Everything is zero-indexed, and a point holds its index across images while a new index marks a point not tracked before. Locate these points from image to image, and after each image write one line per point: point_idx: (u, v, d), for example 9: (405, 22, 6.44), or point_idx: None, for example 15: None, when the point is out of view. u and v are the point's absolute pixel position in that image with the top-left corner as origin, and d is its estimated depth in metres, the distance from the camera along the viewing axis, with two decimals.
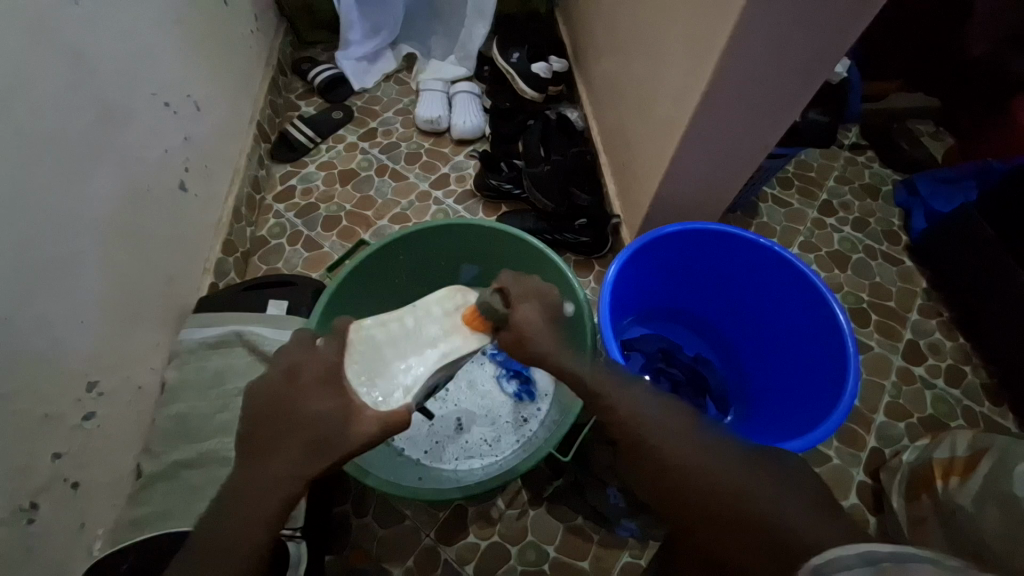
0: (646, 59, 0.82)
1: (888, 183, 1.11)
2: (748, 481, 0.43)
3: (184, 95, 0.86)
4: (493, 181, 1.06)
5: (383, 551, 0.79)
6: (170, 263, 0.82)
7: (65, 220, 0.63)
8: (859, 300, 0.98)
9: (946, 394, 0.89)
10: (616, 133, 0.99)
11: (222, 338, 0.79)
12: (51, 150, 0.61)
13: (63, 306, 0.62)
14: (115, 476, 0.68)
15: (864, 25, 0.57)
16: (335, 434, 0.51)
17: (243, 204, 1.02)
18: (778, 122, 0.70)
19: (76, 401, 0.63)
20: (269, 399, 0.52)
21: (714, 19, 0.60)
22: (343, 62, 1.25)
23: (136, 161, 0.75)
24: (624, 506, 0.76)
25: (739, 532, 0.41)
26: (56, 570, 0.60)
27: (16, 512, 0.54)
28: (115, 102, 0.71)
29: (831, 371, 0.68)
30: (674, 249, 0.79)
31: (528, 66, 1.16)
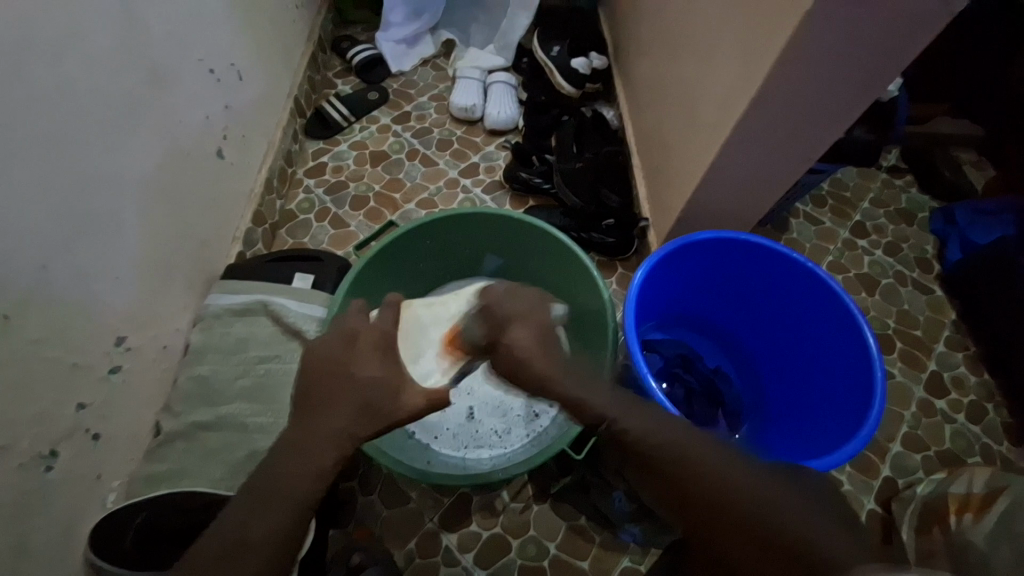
0: (692, 63, 0.81)
1: (925, 210, 1.08)
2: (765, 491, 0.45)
3: (228, 64, 0.87)
4: (523, 174, 1.06)
5: (386, 530, 0.80)
6: (203, 228, 0.83)
7: (108, 176, 0.64)
8: (886, 326, 0.96)
9: (966, 430, 0.87)
10: (652, 136, 0.98)
11: (247, 306, 0.80)
12: (100, 107, 0.62)
13: (99, 261, 0.63)
14: (135, 431, 0.70)
15: (926, 43, 0.56)
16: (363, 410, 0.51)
17: (276, 176, 1.03)
18: (824, 137, 0.69)
19: (104, 354, 0.64)
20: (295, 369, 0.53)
21: (768, 28, 0.59)
22: (382, 43, 1.25)
23: (178, 124, 0.76)
24: (628, 511, 0.75)
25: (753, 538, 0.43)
26: (73, 516, 0.61)
27: (38, 456, 0.56)
28: (163, 64, 0.72)
29: (856, 397, 0.67)
30: (704, 258, 0.78)
31: (568, 61, 1.15)
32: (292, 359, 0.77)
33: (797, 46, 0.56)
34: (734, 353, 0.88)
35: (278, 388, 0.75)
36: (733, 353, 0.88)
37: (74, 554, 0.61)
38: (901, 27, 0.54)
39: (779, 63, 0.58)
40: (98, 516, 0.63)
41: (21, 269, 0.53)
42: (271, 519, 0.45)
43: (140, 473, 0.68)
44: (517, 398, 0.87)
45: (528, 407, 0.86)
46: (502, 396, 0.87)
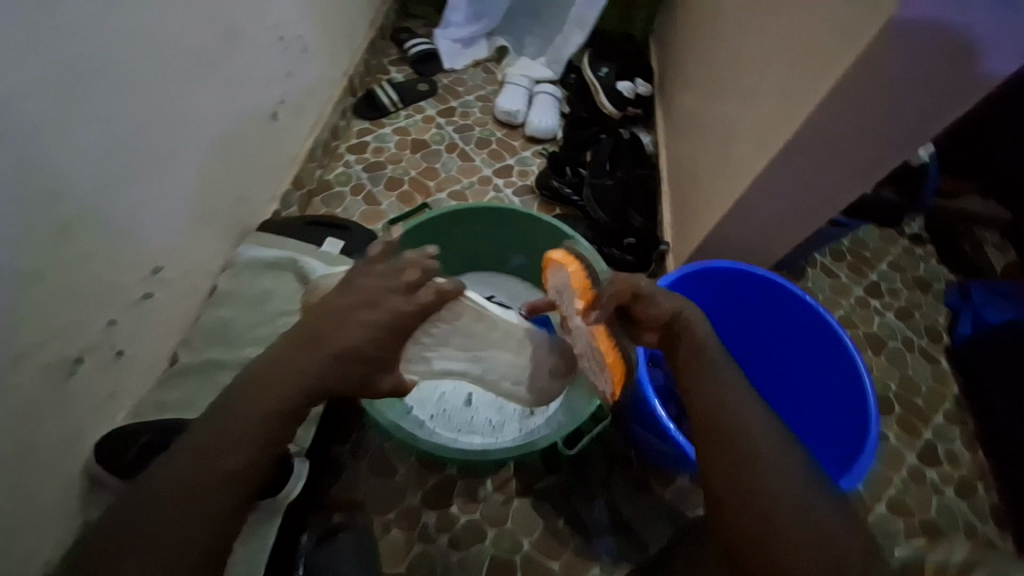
0: (734, 101, 0.84)
1: (941, 282, 1.09)
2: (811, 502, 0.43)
3: (296, 34, 0.92)
4: (554, 183, 1.10)
5: (368, 498, 0.82)
6: (245, 182, 0.87)
7: (175, 118, 0.69)
8: (886, 387, 0.97)
9: (952, 503, 0.87)
10: (685, 166, 1.01)
11: (277, 261, 0.84)
12: (179, 54, 0.67)
13: (151, 194, 0.67)
14: (153, 359, 0.73)
15: (958, 114, 0.58)
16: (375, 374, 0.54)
17: (320, 146, 1.07)
18: (849, 190, 0.71)
19: (140, 280, 0.68)
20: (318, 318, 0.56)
21: (810, 78, 0.62)
22: (440, 40, 1.30)
23: (243, 82, 0.81)
24: (607, 521, 0.80)
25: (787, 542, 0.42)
26: (82, 427, 0.64)
27: (62, 362, 0.59)
28: (239, 24, 0.77)
29: (850, 443, 0.69)
30: (718, 288, 0.80)
31: (614, 83, 1.19)
32: None
33: (837, 98, 0.59)
34: None
35: None
36: None
37: (76, 463, 0.63)
38: (939, 94, 0.57)
39: (817, 111, 0.61)
40: (103, 431, 0.66)
41: (83, 187, 0.58)
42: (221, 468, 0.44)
43: (151, 399, 0.72)
44: None
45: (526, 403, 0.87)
46: None
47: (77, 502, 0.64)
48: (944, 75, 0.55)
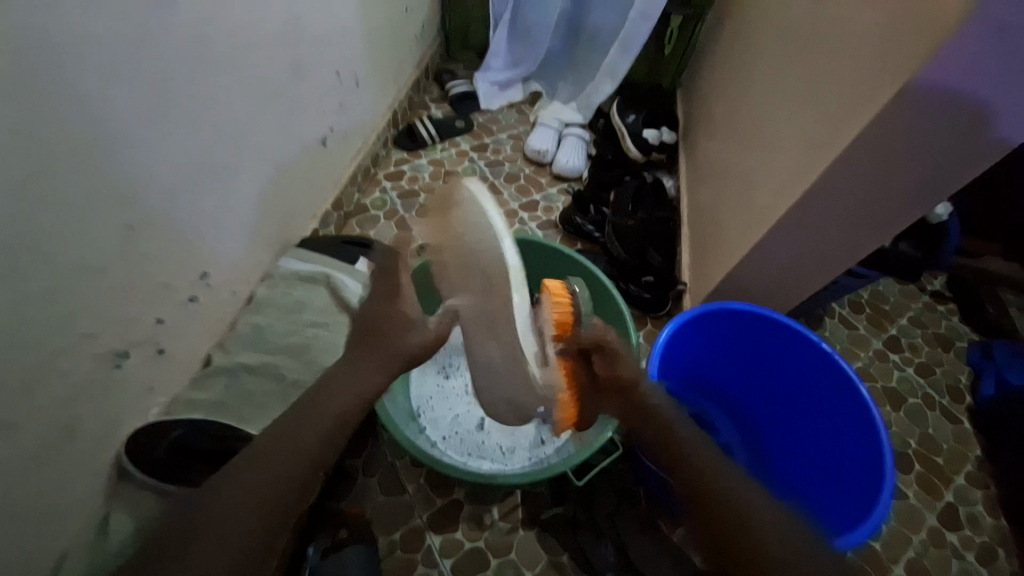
0: (756, 152, 0.88)
1: (963, 340, 1.08)
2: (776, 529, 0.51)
3: (351, 71, 1.01)
4: (577, 219, 1.14)
5: (376, 514, 0.83)
6: (292, 200, 0.93)
7: (239, 137, 0.76)
8: (905, 443, 0.95)
9: (974, 570, 0.84)
10: (706, 210, 1.04)
11: (311, 275, 0.89)
12: (250, 82, 0.75)
13: (210, 205, 0.73)
14: (191, 358, 0.77)
15: (974, 176, 0.61)
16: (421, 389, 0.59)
17: (361, 172, 1.14)
18: (868, 243, 0.73)
19: (189, 283, 0.73)
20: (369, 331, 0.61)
21: (830, 133, 0.66)
22: (478, 82, 1.38)
23: (302, 111, 0.89)
24: (614, 560, 0.76)
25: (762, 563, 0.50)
26: (120, 417, 0.67)
27: (112, 353, 0.63)
28: (305, 61, 0.86)
29: (865, 491, 0.68)
30: (732, 328, 0.81)
31: (640, 130, 1.25)
32: (338, 331, 0.85)
33: (855, 154, 0.63)
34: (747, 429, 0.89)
35: (321, 352, 0.82)
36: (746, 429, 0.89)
37: (109, 452, 0.67)
38: (955, 155, 0.60)
39: (836, 165, 0.65)
40: (137, 424, 0.70)
41: (153, 193, 0.64)
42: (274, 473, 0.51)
43: (183, 396, 0.75)
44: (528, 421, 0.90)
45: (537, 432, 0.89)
46: None
47: (104, 491, 0.67)
48: (958, 137, 0.58)
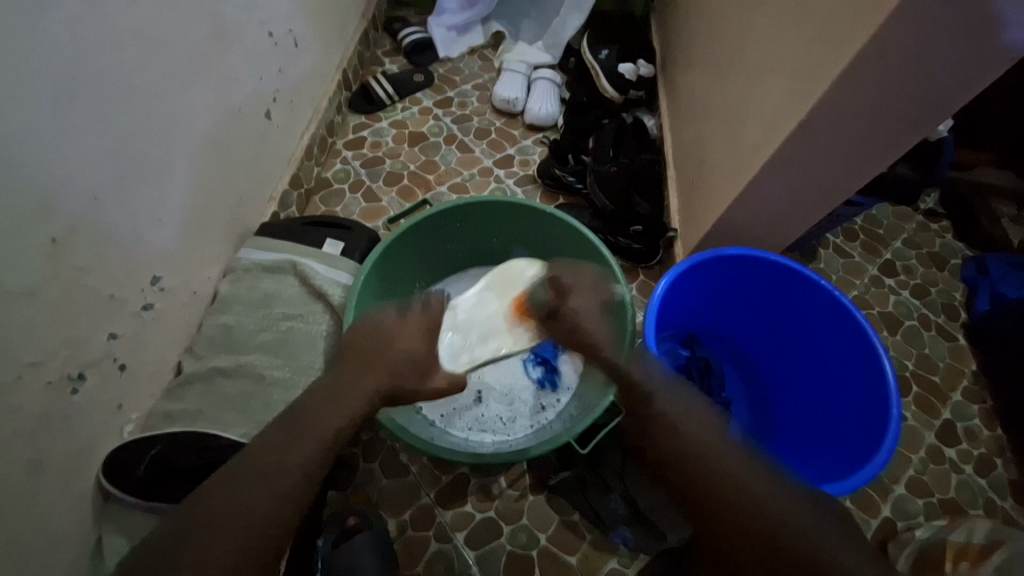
0: (742, 79, 0.81)
1: (957, 257, 1.06)
2: (769, 488, 0.49)
3: (287, 29, 0.90)
4: (556, 171, 1.07)
5: (382, 499, 0.81)
6: (242, 185, 0.85)
7: (165, 119, 0.67)
8: (903, 367, 0.95)
9: (972, 482, 0.86)
10: (692, 148, 0.98)
11: (277, 264, 0.83)
12: (164, 53, 0.65)
13: (146, 203, 0.66)
14: (159, 368, 0.72)
15: (982, 86, 0.56)
16: None
17: (317, 144, 1.05)
18: (867, 169, 0.69)
19: (140, 290, 0.67)
20: None
21: (829, 45, 0.58)
22: (434, 29, 1.26)
23: (234, 82, 0.79)
24: (624, 514, 0.75)
25: (752, 525, 0.47)
26: (90, 442, 0.63)
27: (65, 378, 0.58)
28: (227, 23, 0.75)
29: (870, 428, 0.68)
30: (728, 272, 0.78)
31: (616, 66, 1.15)
32: (314, 320, 0.80)
33: (856, 72, 0.56)
34: (746, 375, 0.88)
35: (301, 346, 0.78)
36: (746, 375, 0.88)
37: (87, 477, 0.63)
38: (961, 66, 0.54)
39: (835, 87, 0.58)
40: (112, 446, 0.66)
41: (77, 197, 0.56)
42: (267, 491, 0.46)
43: (158, 410, 0.71)
44: (526, 389, 0.87)
45: (536, 399, 0.87)
46: (511, 385, 0.88)
47: (91, 518, 0.64)
48: (966, 45, 0.52)
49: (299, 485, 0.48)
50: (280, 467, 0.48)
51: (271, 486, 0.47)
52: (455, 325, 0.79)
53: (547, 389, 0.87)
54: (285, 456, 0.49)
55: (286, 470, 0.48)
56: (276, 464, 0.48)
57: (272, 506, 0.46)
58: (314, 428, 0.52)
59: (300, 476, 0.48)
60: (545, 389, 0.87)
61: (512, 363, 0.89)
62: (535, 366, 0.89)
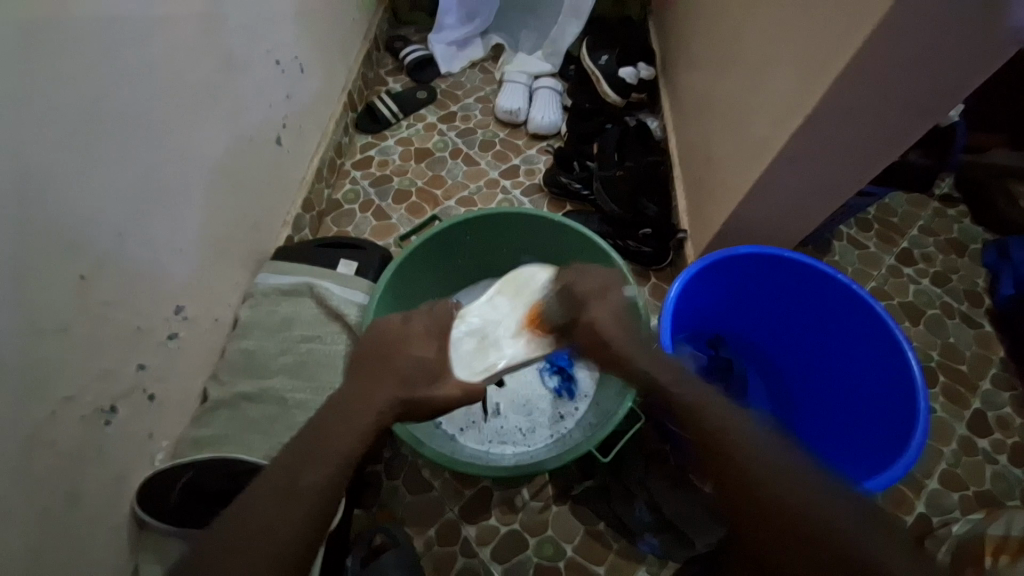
0: (745, 78, 0.80)
1: (977, 242, 1.04)
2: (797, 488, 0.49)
3: (293, 57, 0.92)
4: (562, 179, 1.08)
5: (407, 515, 0.82)
6: (256, 210, 0.87)
7: (180, 153, 0.69)
8: (929, 357, 0.93)
9: (1008, 472, 0.84)
10: (698, 148, 0.98)
11: (293, 287, 0.85)
12: (177, 89, 0.67)
13: (167, 234, 0.68)
14: (185, 396, 0.74)
15: (992, 69, 0.55)
16: (435, 403, 0.59)
17: (326, 166, 1.07)
18: (877, 158, 0.68)
19: (165, 320, 0.69)
20: (395, 351, 0.60)
21: (831, 41, 0.58)
22: (434, 45, 1.28)
23: (245, 112, 0.81)
24: (650, 521, 0.75)
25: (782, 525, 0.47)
26: (123, 472, 0.65)
27: (97, 411, 0.60)
28: (236, 55, 0.78)
29: (898, 423, 0.66)
30: (741, 271, 0.78)
31: (616, 70, 1.15)
32: (332, 341, 0.82)
33: (858, 66, 0.56)
34: (767, 374, 0.87)
35: (321, 367, 0.79)
36: (766, 374, 0.87)
37: (122, 506, 0.65)
38: (966, 52, 0.54)
39: (838, 82, 0.58)
40: (145, 474, 0.68)
41: (101, 234, 0.58)
42: (288, 512, 0.47)
43: (186, 437, 0.73)
44: (544, 399, 0.88)
45: (554, 408, 0.87)
46: (529, 395, 0.88)
47: (127, 547, 0.66)
48: (966, 35, 0.52)
49: (312, 505, 0.48)
50: (293, 491, 0.48)
51: (288, 510, 0.47)
52: (470, 330, 0.73)
53: (565, 398, 0.88)
54: (305, 475, 0.49)
55: (298, 493, 0.48)
56: (287, 485, 0.48)
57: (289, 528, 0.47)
58: (338, 440, 0.52)
59: (315, 491, 0.49)
60: (563, 398, 0.87)
61: (528, 374, 0.89)
62: (551, 376, 0.89)
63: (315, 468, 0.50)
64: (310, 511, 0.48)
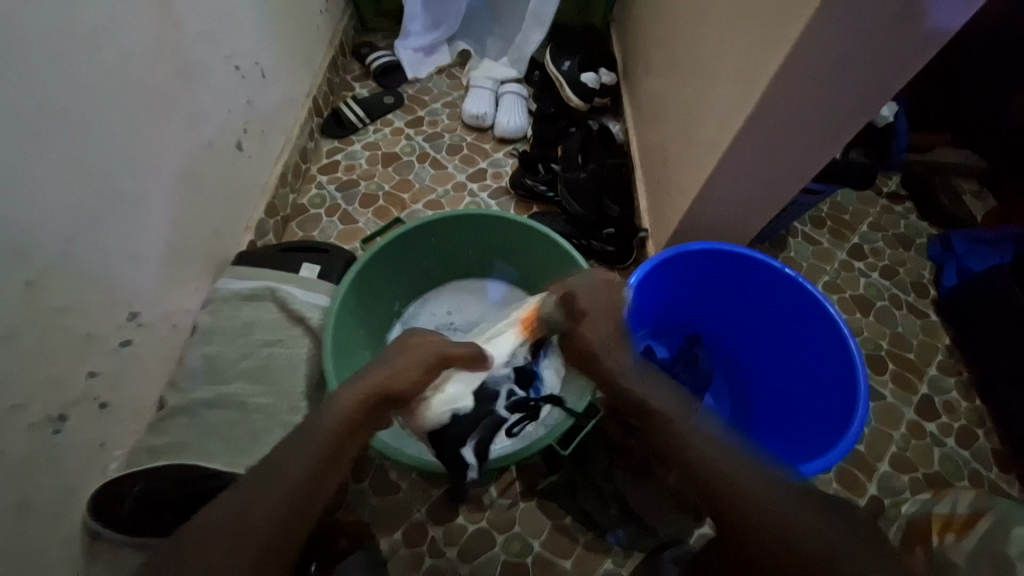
0: (695, 82, 0.84)
1: (922, 237, 1.09)
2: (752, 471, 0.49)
3: (253, 62, 0.92)
4: (528, 182, 1.10)
5: (374, 518, 0.81)
6: (216, 216, 0.87)
7: (134, 159, 0.68)
8: (878, 347, 0.97)
9: (955, 454, 0.87)
10: (656, 150, 1.01)
11: (254, 291, 0.84)
12: (129, 94, 0.66)
13: (120, 240, 0.67)
14: (140, 404, 0.73)
15: (916, 69, 0.59)
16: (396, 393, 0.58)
17: (291, 171, 1.07)
18: (818, 157, 0.71)
19: (118, 326, 0.68)
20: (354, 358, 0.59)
21: (767, 43, 0.61)
22: (401, 52, 1.29)
23: (202, 117, 0.80)
24: (616, 514, 0.76)
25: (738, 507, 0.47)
26: (73, 482, 0.63)
27: (46, 419, 0.58)
28: (193, 61, 0.77)
29: (840, 408, 0.69)
30: (695, 267, 0.80)
31: (578, 76, 1.18)
32: (294, 345, 0.82)
33: (792, 69, 0.59)
34: (725, 366, 0.90)
35: (283, 372, 0.79)
36: (725, 366, 0.90)
37: (73, 519, 0.63)
38: (892, 54, 0.57)
39: (773, 85, 0.61)
40: (98, 484, 0.66)
41: (48, 238, 0.57)
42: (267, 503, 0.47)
43: (141, 446, 0.71)
44: None
45: None
46: None
47: (79, 559, 0.64)
48: (890, 36, 0.55)
49: (293, 497, 0.47)
50: (273, 481, 0.48)
51: (271, 499, 0.47)
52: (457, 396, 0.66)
53: None
54: (286, 456, 0.49)
55: (281, 482, 0.48)
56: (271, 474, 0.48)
57: (271, 514, 0.46)
58: (289, 440, 0.51)
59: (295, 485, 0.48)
60: None
61: None
62: None
63: (296, 451, 0.50)
64: (286, 502, 0.47)
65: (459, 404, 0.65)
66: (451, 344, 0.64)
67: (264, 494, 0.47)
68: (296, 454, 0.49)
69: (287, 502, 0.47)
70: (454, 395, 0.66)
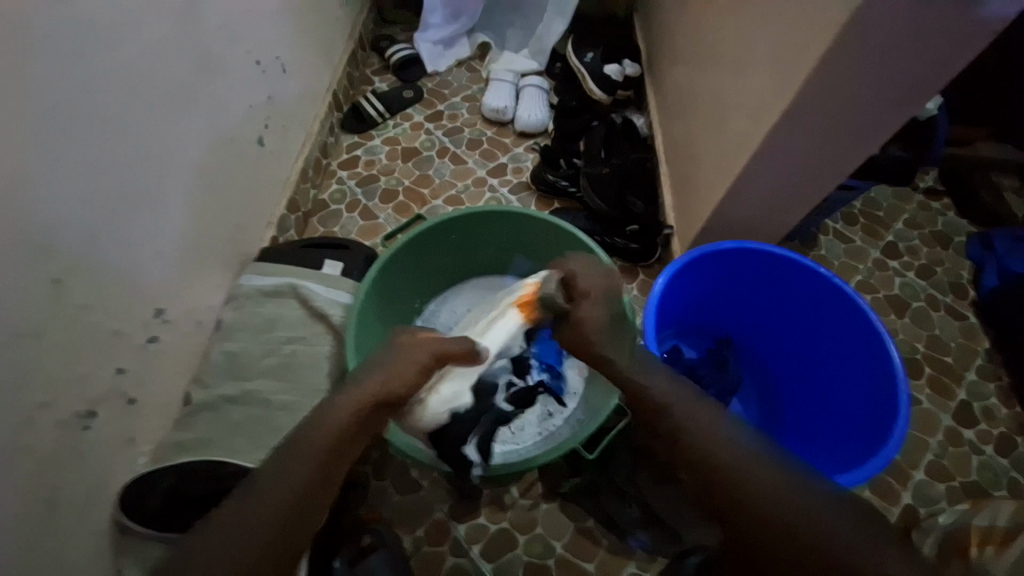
0: (726, 74, 0.81)
1: (961, 235, 1.05)
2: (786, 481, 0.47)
3: (274, 56, 0.91)
4: (550, 177, 1.08)
5: (396, 516, 0.81)
6: (238, 212, 0.86)
7: (157, 155, 0.68)
8: (914, 350, 0.93)
9: (993, 462, 0.84)
10: (682, 144, 0.98)
11: (277, 288, 0.84)
12: (150, 89, 0.66)
13: (143, 237, 0.67)
14: (167, 399, 0.73)
15: (968, 58, 0.55)
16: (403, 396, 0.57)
17: (311, 166, 1.06)
18: (857, 151, 0.68)
19: (144, 323, 0.68)
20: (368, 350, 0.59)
21: (806, 32, 0.58)
22: (420, 44, 1.28)
23: (224, 112, 0.80)
24: (639, 517, 0.76)
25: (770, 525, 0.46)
26: (102, 477, 0.63)
27: (75, 416, 0.59)
28: (214, 55, 0.77)
29: (879, 416, 0.67)
30: (725, 266, 0.78)
31: (601, 68, 1.15)
32: (316, 342, 0.81)
33: (833, 60, 0.56)
34: (753, 368, 0.88)
35: (307, 369, 0.79)
36: (753, 368, 0.88)
37: (102, 514, 0.64)
38: (943, 43, 0.54)
39: (812, 77, 0.58)
40: (126, 478, 0.67)
41: (74, 235, 0.57)
42: (261, 507, 0.47)
43: (167, 442, 0.72)
44: None
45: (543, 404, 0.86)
46: None
47: (109, 551, 0.65)
48: (942, 23, 0.52)
49: (285, 506, 0.47)
50: (266, 490, 0.47)
51: (268, 506, 0.47)
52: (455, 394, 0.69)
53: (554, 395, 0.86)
54: (281, 466, 0.49)
55: (274, 490, 0.47)
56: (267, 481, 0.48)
57: (267, 516, 0.46)
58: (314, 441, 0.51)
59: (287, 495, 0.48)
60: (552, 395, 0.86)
61: None
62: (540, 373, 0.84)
63: (292, 459, 0.50)
64: (280, 510, 0.47)
65: (458, 400, 0.69)
66: (450, 343, 0.64)
67: (262, 502, 0.47)
68: (292, 464, 0.49)
69: (281, 506, 0.47)
70: (454, 393, 0.69)
